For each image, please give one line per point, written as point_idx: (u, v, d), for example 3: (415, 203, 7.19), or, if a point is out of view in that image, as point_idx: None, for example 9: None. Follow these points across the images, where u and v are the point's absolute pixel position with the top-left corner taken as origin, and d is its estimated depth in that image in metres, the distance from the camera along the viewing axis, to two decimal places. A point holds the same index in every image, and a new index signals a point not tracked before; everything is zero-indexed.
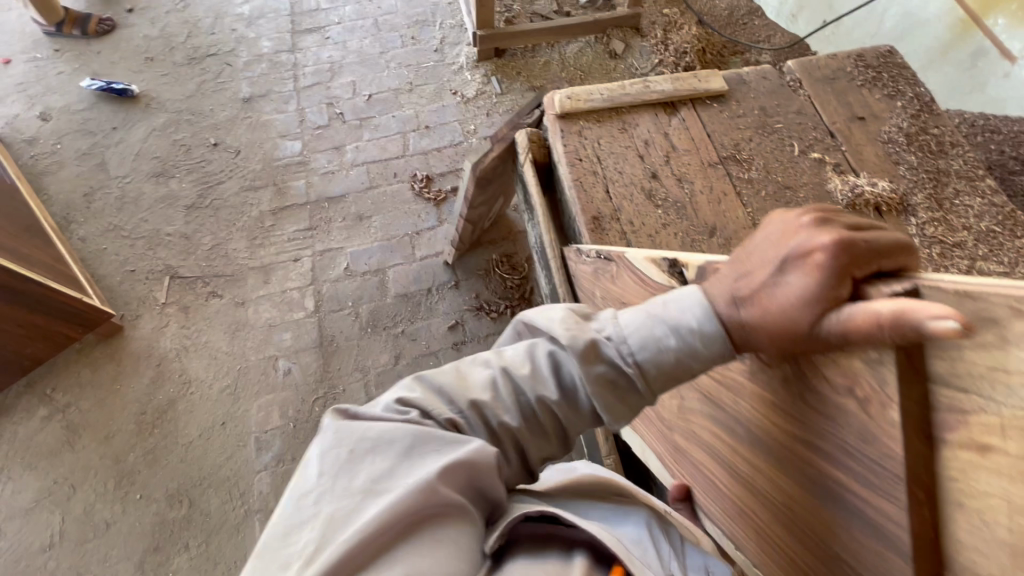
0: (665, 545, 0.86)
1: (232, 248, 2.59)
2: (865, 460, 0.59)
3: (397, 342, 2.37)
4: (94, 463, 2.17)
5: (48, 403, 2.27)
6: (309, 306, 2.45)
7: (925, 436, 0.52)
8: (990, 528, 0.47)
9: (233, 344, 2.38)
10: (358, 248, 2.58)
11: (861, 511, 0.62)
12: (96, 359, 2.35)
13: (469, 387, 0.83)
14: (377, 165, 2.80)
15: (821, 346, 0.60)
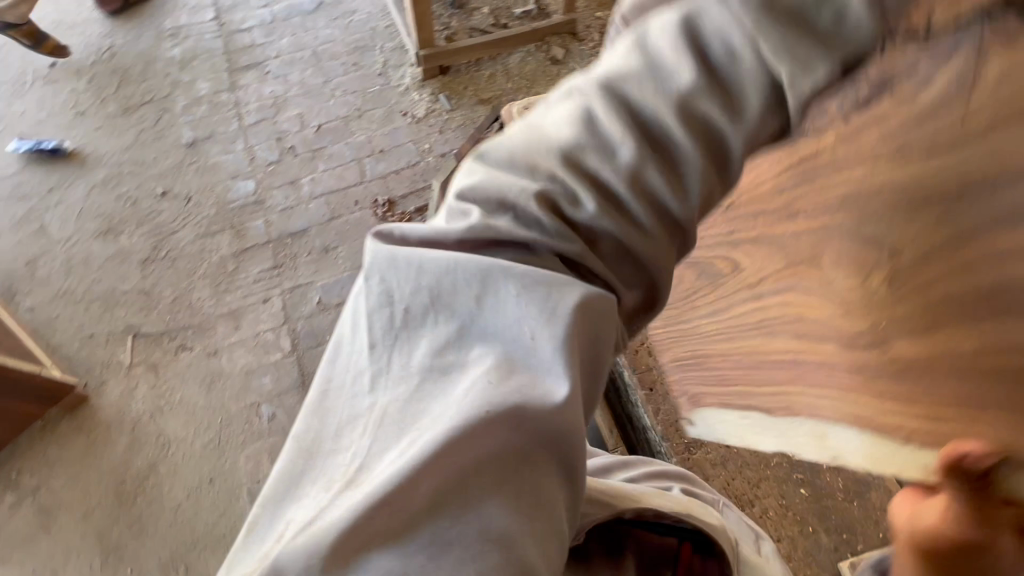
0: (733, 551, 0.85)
1: (196, 297, 2.50)
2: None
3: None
4: (75, 543, 2.04)
5: (18, 488, 2.14)
6: (286, 346, 2.39)
7: None
8: None
9: (211, 397, 2.29)
10: (328, 280, 2.54)
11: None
12: (64, 433, 2.23)
13: (550, 135, 0.57)
14: (336, 195, 2.77)
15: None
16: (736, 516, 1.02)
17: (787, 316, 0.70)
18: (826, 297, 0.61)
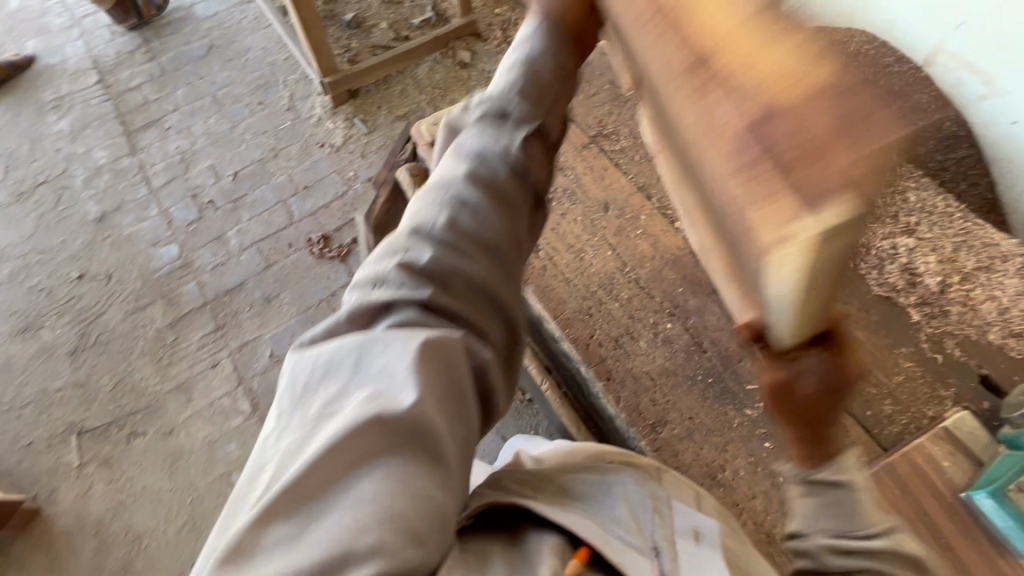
0: (651, 510, 0.80)
1: (138, 378, 2.36)
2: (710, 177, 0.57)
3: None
4: None
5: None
6: (245, 407, 2.30)
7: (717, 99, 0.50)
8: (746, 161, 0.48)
9: (176, 477, 2.17)
10: (276, 330, 2.45)
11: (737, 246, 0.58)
12: (21, 554, 2.07)
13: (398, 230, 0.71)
14: (267, 242, 2.68)
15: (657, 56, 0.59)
16: (673, 480, 0.94)
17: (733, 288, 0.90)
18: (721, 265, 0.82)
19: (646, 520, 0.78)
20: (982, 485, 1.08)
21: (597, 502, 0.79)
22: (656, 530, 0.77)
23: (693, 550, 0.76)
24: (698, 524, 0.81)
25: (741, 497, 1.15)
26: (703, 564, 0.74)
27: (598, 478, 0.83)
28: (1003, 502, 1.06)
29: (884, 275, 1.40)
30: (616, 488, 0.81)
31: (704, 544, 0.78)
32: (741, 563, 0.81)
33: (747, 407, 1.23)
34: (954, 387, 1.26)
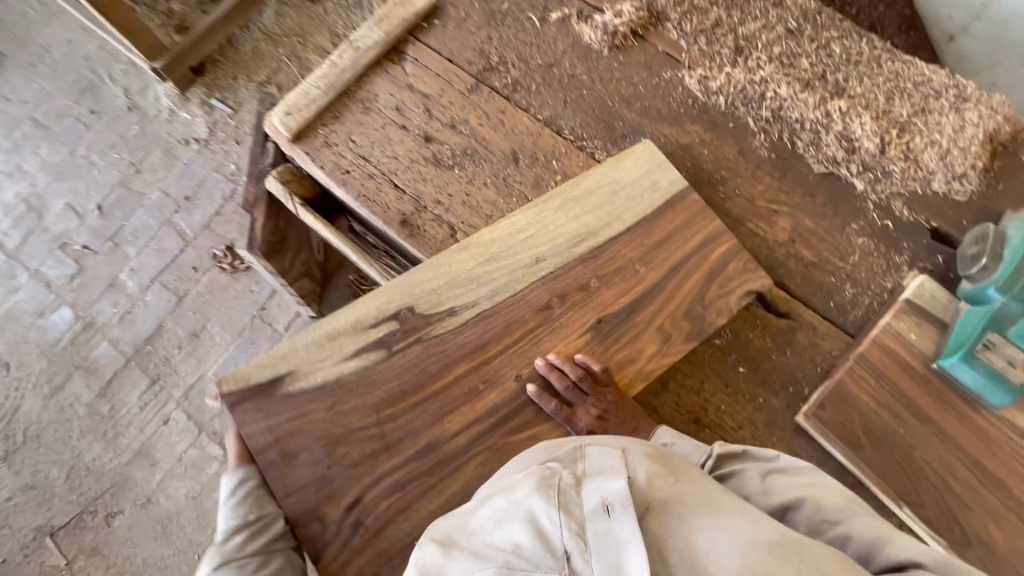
0: (556, 508, 0.76)
1: (90, 459, 2.18)
2: (417, 441, 1.07)
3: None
4: None
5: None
6: (217, 451, 2.17)
7: (371, 463, 1.05)
8: (411, 471, 1.06)
9: (173, 541, 2.08)
10: (218, 364, 2.26)
11: (460, 451, 1.09)
12: None
13: None
14: (169, 272, 2.37)
15: (347, 410, 1.07)
16: (599, 448, 0.88)
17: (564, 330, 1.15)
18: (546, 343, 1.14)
19: (551, 524, 0.74)
20: (952, 354, 1.07)
21: (501, 529, 0.78)
22: (564, 529, 0.73)
23: (605, 527, 0.72)
24: (607, 491, 0.76)
25: (727, 431, 1.13)
26: (616, 537, 0.71)
27: (505, 499, 0.81)
28: (974, 363, 1.04)
29: (822, 150, 1.28)
30: (520, 501, 0.79)
31: (616, 513, 0.73)
32: (668, 509, 0.77)
33: (714, 337, 1.18)
34: (907, 251, 1.22)
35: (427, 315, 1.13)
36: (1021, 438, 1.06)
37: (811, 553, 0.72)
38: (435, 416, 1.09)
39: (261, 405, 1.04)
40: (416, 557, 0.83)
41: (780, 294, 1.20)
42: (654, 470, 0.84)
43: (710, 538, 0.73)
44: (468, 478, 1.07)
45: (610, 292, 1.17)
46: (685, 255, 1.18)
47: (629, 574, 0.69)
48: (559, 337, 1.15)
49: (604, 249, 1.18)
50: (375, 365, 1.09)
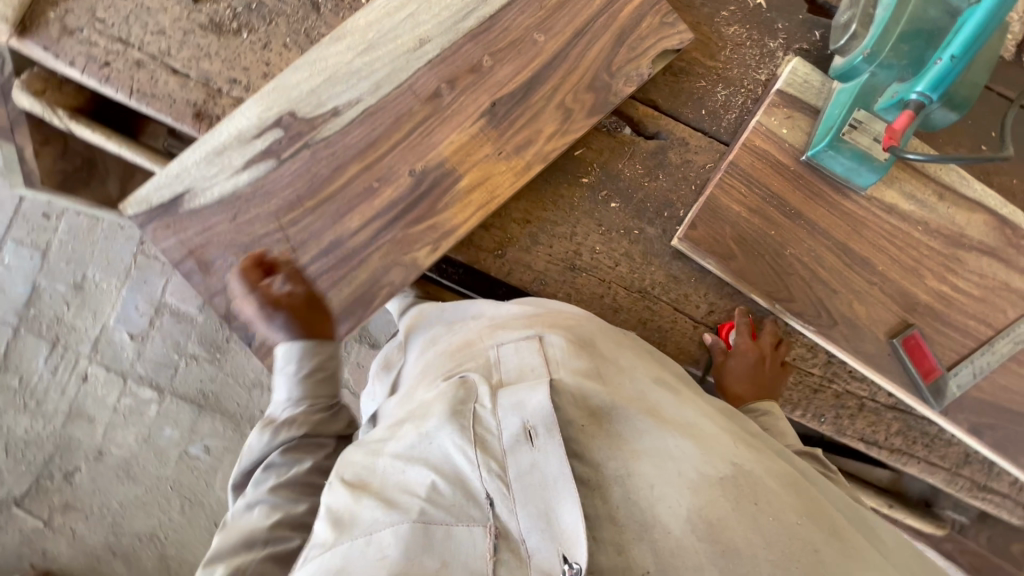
0: (471, 444, 0.63)
1: (23, 430, 2.11)
2: (328, 243, 0.98)
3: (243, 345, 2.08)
4: None
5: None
6: (150, 393, 2.10)
7: (283, 272, 0.97)
8: (330, 274, 0.97)
9: (141, 481, 2.10)
10: (116, 310, 2.09)
11: (376, 247, 0.98)
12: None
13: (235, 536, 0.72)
14: (19, 226, 2.08)
15: (247, 223, 0.96)
16: (512, 347, 0.80)
17: (473, 95, 0.99)
18: (459, 118, 0.99)
19: (468, 464, 0.62)
20: (820, 142, 1.01)
21: (416, 470, 0.64)
22: (483, 470, 0.61)
23: (529, 464, 0.59)
24: (529, 411, 0.63)
25: (605, 273, 1.09)
26: (542, 477, 0.58)
27: (416, 432, 0.68)
28: (841, 148, 0.99)
29: None
30: (433, 437, 0.66)
31: (541, 439, 0.60)
32: (607, 431, 0.65)
33: (582, 177, 1.08)
34: (783, 32, 1.09)
35: (310, 118, 0.97)
36: (887, 213, 1.06)
37: (767, 491, 0.62)
38: (345, 208, 0.98)
39: (171, 223, 0.96)
40: (324, 500, 0.67)
41: (646, 113, 1.09)
42: (580, 370, 0.73)
43: (660, 470, 0.62)
44: (373, 270, 0.98)
45: (470, 126, 0.99)
46: (537, 79, 1.00)
47: (559, 520, 0.56)
48: (468, 100, 0.99)
49: (497, 19, 1.00)
50: (267, 176, 0.97)
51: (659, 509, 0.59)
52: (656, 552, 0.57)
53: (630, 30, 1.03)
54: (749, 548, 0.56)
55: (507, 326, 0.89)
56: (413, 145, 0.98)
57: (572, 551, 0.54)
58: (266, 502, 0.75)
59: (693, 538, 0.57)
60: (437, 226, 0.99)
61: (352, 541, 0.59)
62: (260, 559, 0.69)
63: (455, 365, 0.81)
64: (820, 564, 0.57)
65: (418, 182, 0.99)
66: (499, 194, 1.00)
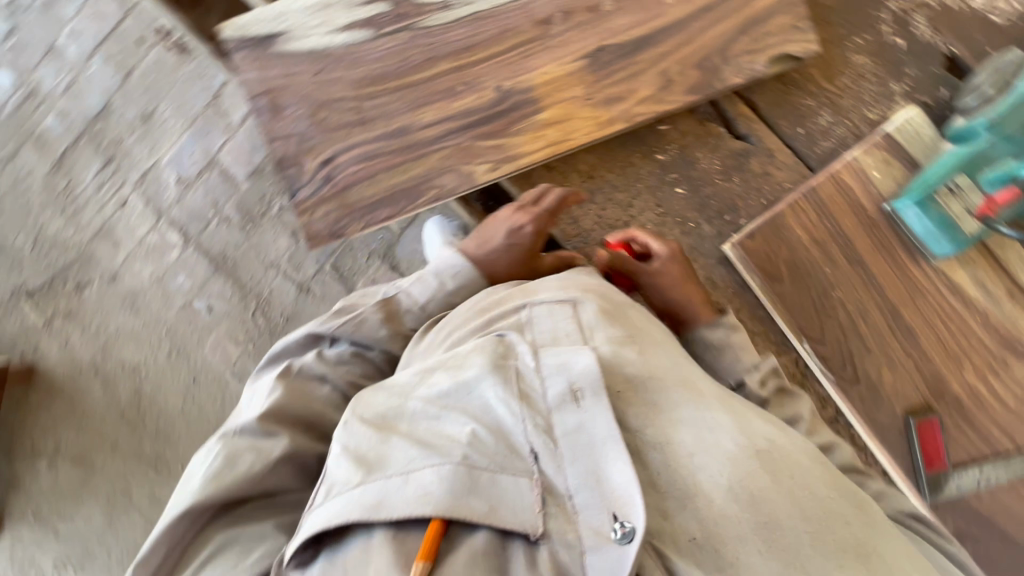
0: (515, 397, 0.61)
1: (52, 229, 2.00)
2: (394, 130, 0.98)
3: (284, 220, 1.94)
4: (117, 479, 1.82)
5: (41, 458, 1.83)
6: (177, 239, 1.96)
7: (343, 141, 0.97)
8: (387, 160, 0.98)
9: (143, 313, 1.92)
10: (171, 152, 2.01)
11: (439, 147, 0.98)
12: (39, 401, 1.86)
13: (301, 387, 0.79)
14: (112, 42, 2.06)
15: (327, 83, 0.98)
16: (543, 306, 0.73)
17: (583, 32, 0.98)
18: (565, 50, 0.97)
19: (512, 417, 0.60)
20: (908, 195, 0.97)
21: (453, 421, 0.61)
22: (528, 425, 0.59)
23: (576, 425, 0.58)
24: (574, 373, 0.61)
25: None
26: (590, 437, 0.57)
27: (450, 380, 0.64)
28: (928, 208, 0.96)
29: None
30: (471, 388, 0.63)
31: (586, 403, 0.59)
32: (640, 398, 0.63)
33: (657, 152, 1.06)
34: (910, 77, 1.04)
35: (420, 4, 0.99)
36: (948, 293, 1.01)
37: (800, 466, 0.59)
38: (422, 100, 0.98)
39: (259, 58, 0.98)
40: (337, 439, 0.62)
41: (742, 112, 1.06)
42: (615, 337, 0.70)
43: (698, 441, 0.59)
44: (427, 169, 0.97)
45: (569, 63, 0.98)
46: (651, 39, 0.98)
47: (608, 478, 0.55)
48: (575, 38, 0.98)
49: None
50: (360, 48, 0.98)
51: (699, 477, 0.57)
52: (700, 519, 0.55)
53: (759, 21, 0.99)
54: (790, 520, 0.55)
55: (545, 281, 0.80)
56: (509, 62, 0.97)
57: (624, 510, 0.53)
58: (338, 393, 0.81)
59: (736, 508, 0.55)
60: (504, 148, 0.98)
61: (386, 479, 0.57)
62: (314, 450, 0.75)
63: (485, 315, 0.76)
64: (858, 540, 0.56)
65: (501, 99, 0.97)
66: (574, 138, 0.98)
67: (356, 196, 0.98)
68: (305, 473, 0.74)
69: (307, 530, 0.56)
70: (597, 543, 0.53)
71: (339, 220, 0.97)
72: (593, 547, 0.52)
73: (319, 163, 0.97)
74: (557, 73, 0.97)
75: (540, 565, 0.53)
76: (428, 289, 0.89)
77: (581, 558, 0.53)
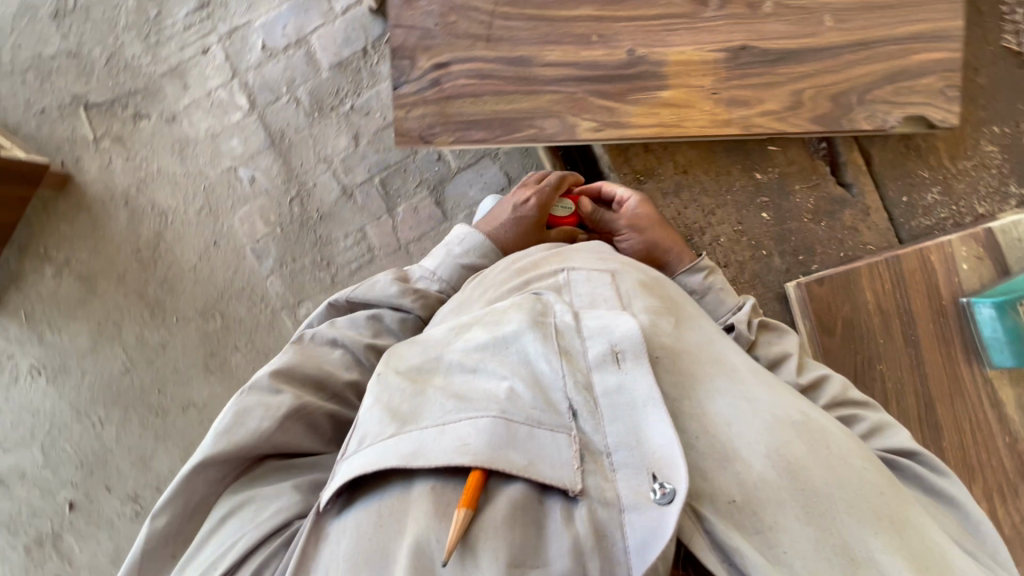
0: (555, 353, 0.59)
1: (132, 55, 1.79)
2: (514, 59, 0.96)
3: (351, 123, 1.71)
4: (115, 309, 1.76)
5: (49, 263, 1.79)
6: (244, 104, 1.74)
7: (463, 55, 0.96)
8: (497, 87, 0.96)
9: (187, 165, 1.76)
10: (266, 17, 1.74)
11: (551, 90, 0.96)
12: (64, 211, 1.78)
13: (312, 355, 0.69)
14: None
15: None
16: (582, 272, 0.72)
17: (733, 26, 0.95)
18: (707, 37, 0.95)
19: (552, 370, 0.58)
20: (991, 296, 0.95)
21: (490, 373, 0.59)
22: (568, 382, 0.57)
23: (616, 385, 0.56)
24: (616, 336, 0.59)
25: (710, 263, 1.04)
26: (632, 400, 0.55)
27: (488, 334, 0.61)
28: (1006, 316, 0.93)
29: (1003, 28, 1.03)
30: (510, 341, 0.60)
31: (628, 365, 0.57)
32: (679, 366, 0.62)
33: (758, 171, 1.04)
34: None
35: None
36: (988, 407, 0.96)
37: (835, 439, 0.58)
38: (552, 37, 0.95)
39: None
40: (371, 393, 0.58)
41: (854, 160, 1.03)
42: (654, 307, 0.68)
43: (733, 411, 0.59)
44: (535, 106, 0.95)
45: (708, 50, 0.95)
46: (798, 54, 0.95)
47: (648, 438, 0.54)
48: (722, 28, 0.95)
49: None
50: None
51: (735, 443, 0.56)
52: (740, 482, 0.54)
53: (911, 74, 0.94)
54: (825, 488, 0.54)
55: (581, 249, 0.79)
56: (649, 31, 0.95)
57: (665, 471, 0.51)
58: (354, 356, 0.72)
59: (773, 474, 0.54)
60: (613, 113, 0.95)
61: (421, 432, 0.53)
62: (321, 407, 0.65)
63: (522, 277, 0.74)
64: (893, 508, 0.54)
65: (629, 62, 0.95)
66: (684, 126, 0.95)
67: (458, 109, 0.96)
68: (317, 432, 0.65)
69: (338, 480, 0.52)
70: (636, 503, 0.50)
71: (433, 125, 0.96)
72: (632, 507, 0.50)
73: (432, 64, 0.96)
74: (690, 56, 0.95)
75: (577, 522, 0.50)
76: (449, 257, 0.85)
77: (620, 516, 0.50)
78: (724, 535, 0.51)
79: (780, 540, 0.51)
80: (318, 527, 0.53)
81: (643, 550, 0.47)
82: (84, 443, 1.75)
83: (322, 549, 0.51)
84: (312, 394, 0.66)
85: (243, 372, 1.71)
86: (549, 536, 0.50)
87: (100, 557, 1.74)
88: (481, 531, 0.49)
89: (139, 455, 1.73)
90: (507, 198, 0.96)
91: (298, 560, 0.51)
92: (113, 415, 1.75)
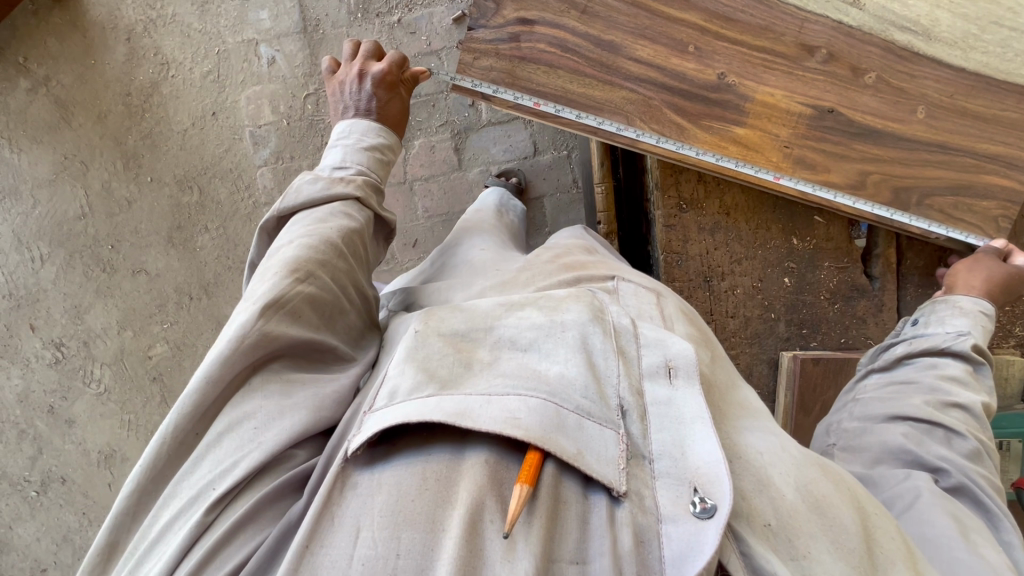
0: (614, 351, 0.57)
1: None
2: (598, 41, 0.89)
3: (392, 38, 1.55)
4: (86, 147, 1.61)
5: (26, 76, 1.61)
6: None
7: (553, 18, 0.90)
8: (574, 63, 0.90)
9: (205, 21, 1.59)
10: None
11: (628, 83, 0.90)
12: (57, 26, 1.60)
13: (272, 262, 0.63)
14: None
15: None
16: (631, 284, 0.73)
17: (827, 86, 0.90)
18: (796, 88, 0.90)
19: (607, 367, 0.56)
20: None
21: (545, 355, 0.56)
22: (620, 383, 0.55)
23: (666, 398, 0.55)
24: (671, 352, 0.59)
25: (718, 310, 1.02)
26: (677, 413, 0.54)
27: (545, 316, 0.60)
28: None
29: None
30: (568, 325, 0.59)
31: (679, 382, 0.56)
32: (713, 397, 0.62)
33: (795, 236, 1.02)
34: None
35: None
36: None
37: (850, 483, 0.58)
38: (644, 30, 0.89)
39: None
40: (397, 358, 0.55)
41: (887, 256, 1.03)
42: (693, 335, 0.70)
43: (764, 445, 0.57)
44: (608, 97, 0.89)
45: (797, 101, 0.90)
46: (880, 136, 0.91)
47: (691, 450, 0.52)
48: (813, 86, 0.90)
49: (917, 60, 0.91)
50: None
51: (772, 472, 0.54)
52: (776, 507, 0.52)
53: (974, 192, 0.92)
54: (850, 524, 0.52)
55: (628, 269, 0.81)
56: (742, 61, 0.90)
57: (706, 485, 0.49)
58: (308, 240, 0.64)
59: (803, 506, 0.52)
60: (680, 128, 0.90)
61: (465, 395, 0.50)
62: (297, 290, 0.59)
63: (574, 273, 0.76)
64: (909, 552, 0.54)
65: (716, 85, 0.90)
66: (745, 168, 0.91)
67: (527, 74, 0.90)
68: (300, 319, 0.59)
69: (371, 429, 0.49)
70: (674, 513, 0.48)
71: (497, 83, 0.90)
72: (670, 518, 0.48)
73: (516, 17, 0.90)
74: (774, 100, 0.90)
75: (619, 525, 0.47)
76: (342, 146, 0.77)
77: (656, 525, 0.48)
78: (761, 557, 0.48)
79: (813, 570, 0.49)
80: (342, 474, 0.48)
81: (680, 562, 0.45)
82: (17, 275, 1.63)
83: (348, 499, 0.47)
84: (286, 279, 0.59)
85: (205, 256, 1.61)
86: (590, 533, 0.47)
87: (7, 393, 1.66)
88: (535, 511, 0.46)
89: (74, 305, 1.63)
90: (354, 92, 0.83)
91: (320, 506, 0.47)
92: (57, 256, 1.63)
